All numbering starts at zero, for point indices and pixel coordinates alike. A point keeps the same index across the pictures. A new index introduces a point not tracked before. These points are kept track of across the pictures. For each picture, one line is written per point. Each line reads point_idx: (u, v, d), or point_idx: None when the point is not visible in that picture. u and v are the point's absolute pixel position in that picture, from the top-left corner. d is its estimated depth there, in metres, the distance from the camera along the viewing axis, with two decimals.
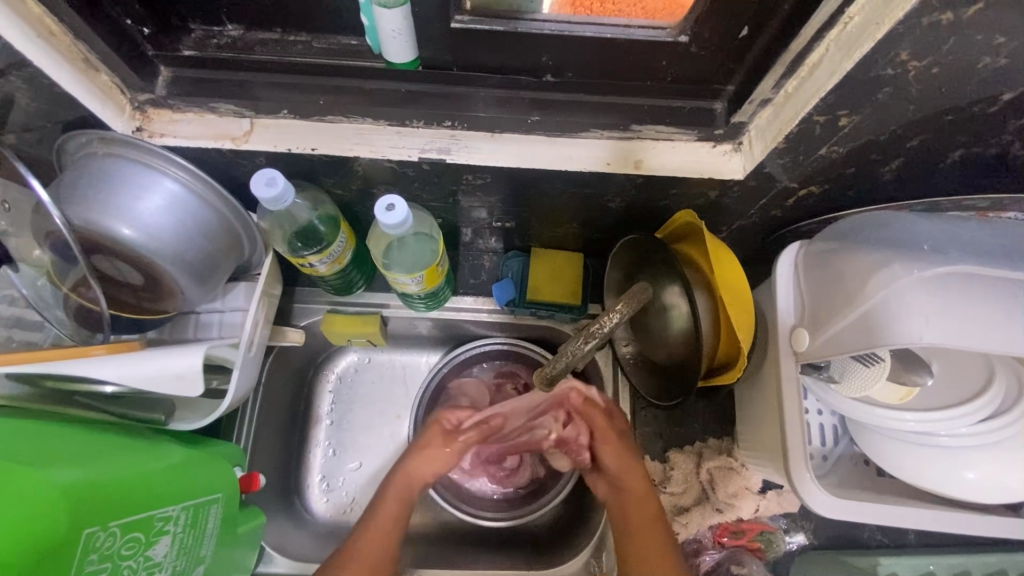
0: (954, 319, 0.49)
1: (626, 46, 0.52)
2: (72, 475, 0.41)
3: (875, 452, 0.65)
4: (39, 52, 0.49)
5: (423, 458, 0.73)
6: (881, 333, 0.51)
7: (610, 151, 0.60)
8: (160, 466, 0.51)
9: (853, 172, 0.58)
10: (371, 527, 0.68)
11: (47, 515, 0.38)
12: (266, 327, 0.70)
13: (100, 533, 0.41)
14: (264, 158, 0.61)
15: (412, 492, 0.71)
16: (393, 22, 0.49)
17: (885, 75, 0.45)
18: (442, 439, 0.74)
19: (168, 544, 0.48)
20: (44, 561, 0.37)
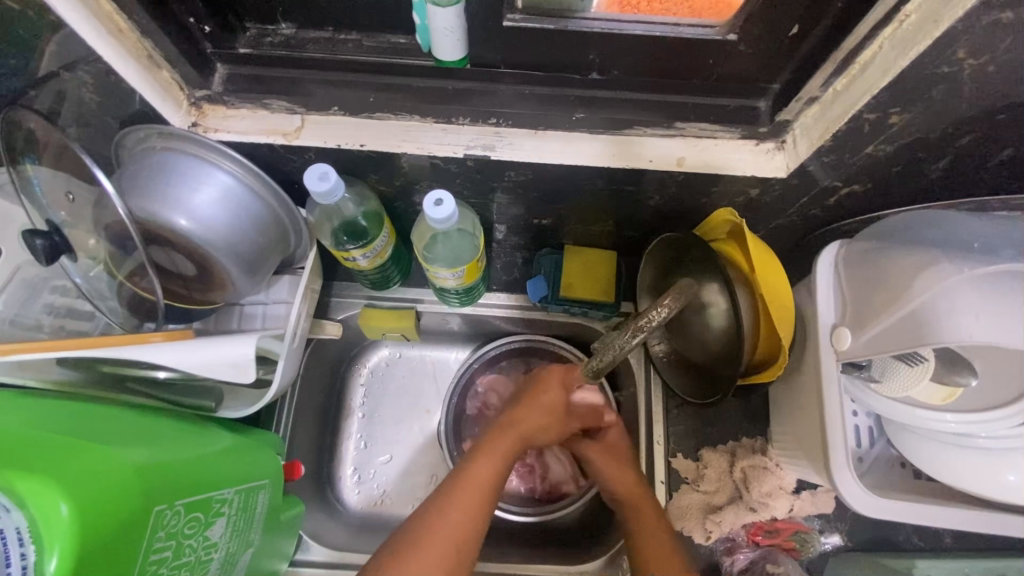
0: (1008, 319, 0.49)
1: (674, 44, 0.53)
2: (141, 455, 0.43)
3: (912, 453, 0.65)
4: (109, 48, 0.51)
5: (532, 411, 0.71)
6: (932, 332, 0.51)
7: (652, 148, 0.60)
8: (214, 451, 0.52)
9: (897, 171, 0.58)
10: (466, 484, 0.63)
11: (124, 491, 0.39)
12: (307, 320, 0.72)
13: (168, 511, 0.42)
14: (312, 153, 0.62)
15: (511, 448, 0.68)
16: (448, 21, 0.50)
17: (940, 73, 0.45)
18: (553, 401, 0.72)
19: (223, 526, 0.50)
20: (123, 535, 0.38)
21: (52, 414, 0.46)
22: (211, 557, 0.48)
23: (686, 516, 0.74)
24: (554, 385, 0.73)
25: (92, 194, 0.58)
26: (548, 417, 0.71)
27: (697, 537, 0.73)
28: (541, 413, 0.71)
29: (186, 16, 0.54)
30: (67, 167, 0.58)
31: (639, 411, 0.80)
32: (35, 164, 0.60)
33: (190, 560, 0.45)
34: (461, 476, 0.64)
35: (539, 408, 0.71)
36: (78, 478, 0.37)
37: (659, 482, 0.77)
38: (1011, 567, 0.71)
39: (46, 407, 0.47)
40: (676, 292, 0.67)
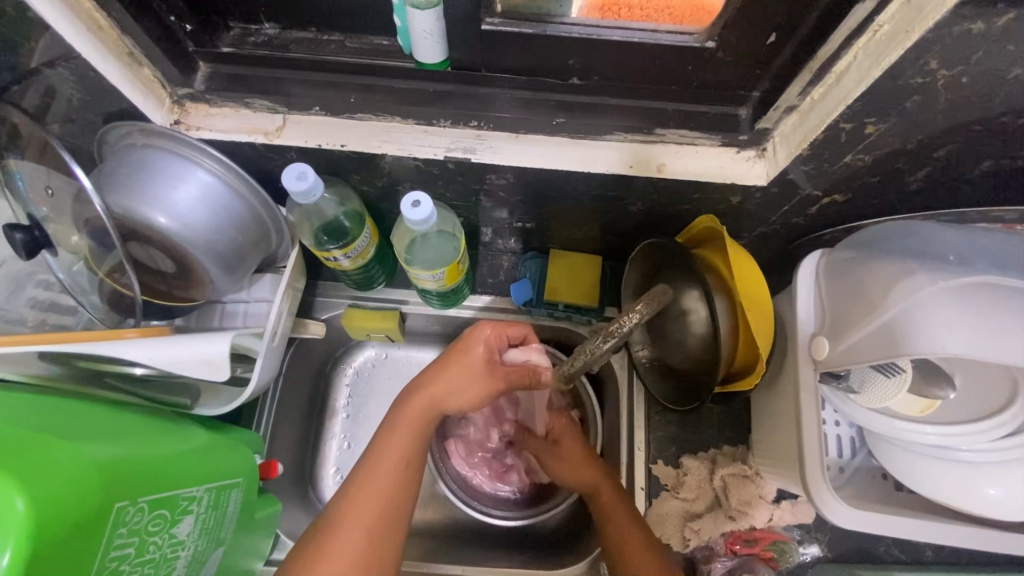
0: (980, 332, 0.49)
1: (653, 50, 0.53)
2: (105, 451, 0.43)
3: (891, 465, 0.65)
4: (87, 45, 0.51)
5: (450, 373, 0.64)
6: (904, 343, 0.51)
7: (632, 154, 0.60)
8: (184, 448, 0.52)
9: (877, 181, 0.57)
10: (398, 442, 0.61)
11: (82, 486, 0.39)
12: (289, 319, 0.72)
13: (130, 508, 0.42)
14: (293, 153, 0.63)
15: (425, 413, 0.62)
16: (426, 24, 0.51)
17: (914, 84, 0.45)
18: (470, 367, 0.64)
19: (191, 524, 0.49)
20: (79, 530, 0.38)
21: (21, 407, 0.46)
22: (177, 555, 0.48)
23: (665, 523, 0.74)
24: (475, 343, 0.65)
25: (72, 189, 0.58)
26: (468, 377, 0.64)
27: (675, 545, 0.73)
28: (451, 382, 0.63)
29: (167, 14, 0.54)
30: (48, 163, 0.59)
31: (621, 416, 0.80)
32: (18, 159, 0.59)
33: (152, 558, 0.45)
34: (371, 454, 0.61)
35: (458, 370, 0.64)
36: (34, 472, 0.37)
37: (638, 488, 0.76)
38: None
39: (15, 401, 0.47)
40: (651, 298, 0.66)
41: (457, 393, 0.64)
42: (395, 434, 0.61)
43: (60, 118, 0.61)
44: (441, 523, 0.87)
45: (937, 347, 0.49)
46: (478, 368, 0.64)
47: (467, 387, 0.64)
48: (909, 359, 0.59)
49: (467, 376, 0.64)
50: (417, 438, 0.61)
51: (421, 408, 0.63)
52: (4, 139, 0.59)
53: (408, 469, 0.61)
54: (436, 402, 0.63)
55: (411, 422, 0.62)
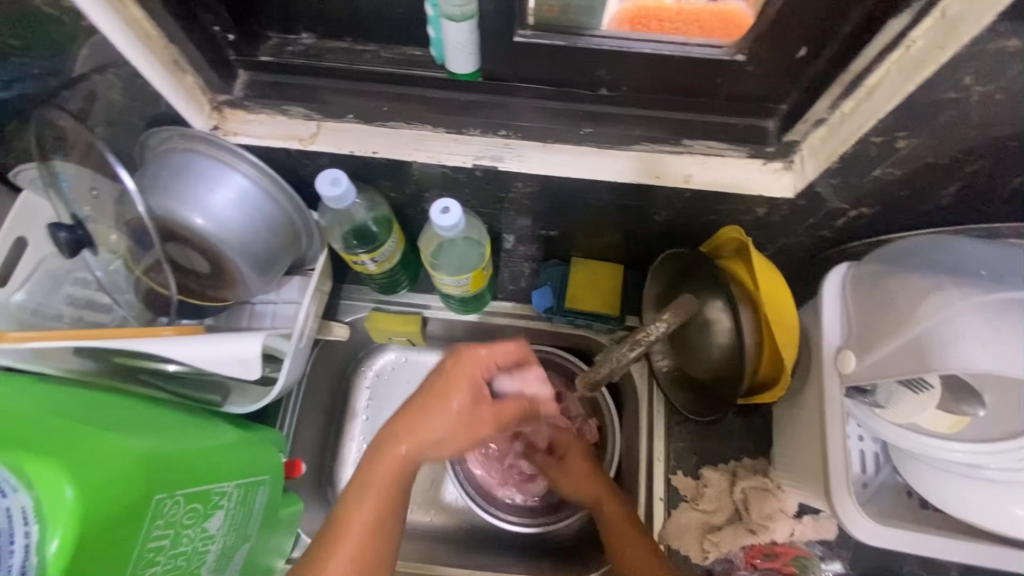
0: (1011, 349, 0.49)
1: (682, 62, 0.53)
2: (145, 444, 0.44)
3: (918, 482, 0.64)
4: (137, 54, 0.53)
5: (433, 418, 0.58)
6: (932, 358, 0.51)
7: (661, 165, 0.60)
8: (216, 444, 0.54)
9: (906, 195, 0.57)
10: (370, 495, 0.57)
11: (125, 477, 0.40)
12: (315, 321, 0.73)
13: (168, 500, 0.44)
14: (326, 159, 0.64)
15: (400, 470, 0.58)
16: (460, 35, 0.51)
17: (947, 99, 0.45)
18: (443, 416, 0.58)
19: (222, 518, 0.51)
20: (122, 521, 0.39)
21: (65, 399, 0.48)
22: (208, 548, 0.49)
23: (684, 534, 0.73)
24: (462, 374, 0.59)
25: (115, 191, 0.60)
26: (446, 423, 0.58)
27: (694, 556, 0.72)
28: (421, 428, 0.58)
29: (212, 25, 0.56)
30: (93, 166, 0.61)
31: (640, 426, 0.80)
32: (62, 160, 0.62)
33: (187, 550, 0.46)
34: (341, 517, 0.56)
35: (439, 424, 0.58)
36: (81, 462, 0.38)
37: (658, 499, 0.76)
38: None
39: (59, 393, 0.49)
40: (675, 311, 0.69)
41: (438, 434, 0.58)
42: (364, 488, 0.56)
43: (104, 123, 0.63)
44: (458, 528, 0.88)
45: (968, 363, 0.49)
46: (453, 409, 0.58)
47: (447, 434, 0.58)
48: (938, 375, 0.59)
49: (442, 425, 0.58)
50: (389, 492, 0.57)
51: (395, 464, 0.57)
52: (52, 142, 0.61)
53: (385, 512, 0.57)
54: (410, 452, 0.58)
55: (383, 468, 0.57)
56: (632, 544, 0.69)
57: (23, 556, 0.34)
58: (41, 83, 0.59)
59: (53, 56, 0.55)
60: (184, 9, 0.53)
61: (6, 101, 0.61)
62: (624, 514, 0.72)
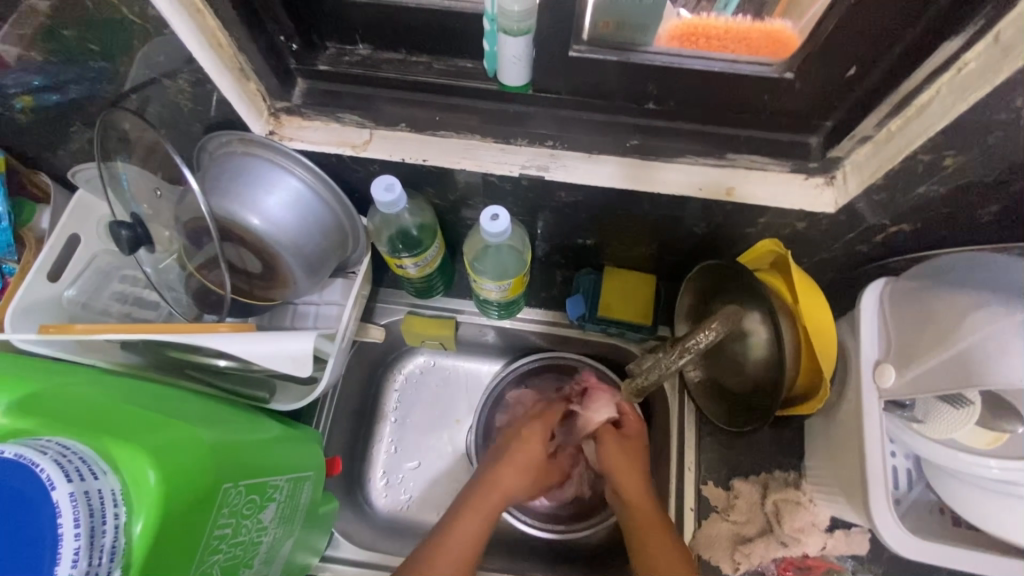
0: None
1: (732, 79, 0.55)
2: (213, 435, 0.45)
3: (954, 499, 0.64)
4: (209, 61, 0.56)
5: (507, 472, 0.77)
6: (977, 374, 0.52)
7: (705, 177, 0.62)
8: (269, 439, 0.55)
9: (948, 213, 0.58)
10: (478, 502, 0.72)
11: (199, 465, 0.42)
12: (356, 323, 0.75)
13: (232, 490, 0.45)
14: (377, 165, 0.66)
15: (495, 498, 0.74)
16: (517, 49, 0.54)
17: (998, 120, 0.46)
18: (529, 457, 0.79)
19: (274, 511, 0.52)
20: (194, 507, 0.40)
21: (131, 390, 0.50)
22: (261, 540, 0.50)
23: (714, 545, 0.74)
24: (534, 440, 0.80)
25: (176, 193, 0.63)
26: (524, 475, 0.77)
27: (725, 568, 0.73)
28: (517, 459, 0.78)
29: (277, 35, 0.59)
30: (155, 166, 0.63)
31: (670, 436, 0.81)
32: (124, 162, 0.65)
33: (245, 539, 0.48)
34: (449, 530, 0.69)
35: (522, 466, 0.78)
36: (162, 449, 0.40)
37: (688, 509, 0.77)
38: None
39: (123, 384, 0.50)
40: (721, 318, 0.70)
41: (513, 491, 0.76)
42: (481, 490, 0.74)
43: (165, 125, 0.66)
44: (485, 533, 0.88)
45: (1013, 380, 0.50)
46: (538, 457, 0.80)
47: (524, 481, 0.77)
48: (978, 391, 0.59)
49: (527, 463, 0.78)
50: (508, 483, 0.76)
51: (494, 496, 0.74)
52: (116, 142, 0.64)
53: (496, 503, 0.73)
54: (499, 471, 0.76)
55: (486, 505, 0.72)
56: (660, 541, 0.66)
57: (113, 535, 0.36)
58: (109, 86, 0.62)
59: (125, 61, 0.58)
60: (253, 19, 0.56)
61: (77, 102, 0.64)
62: (656, 513, 0.70)
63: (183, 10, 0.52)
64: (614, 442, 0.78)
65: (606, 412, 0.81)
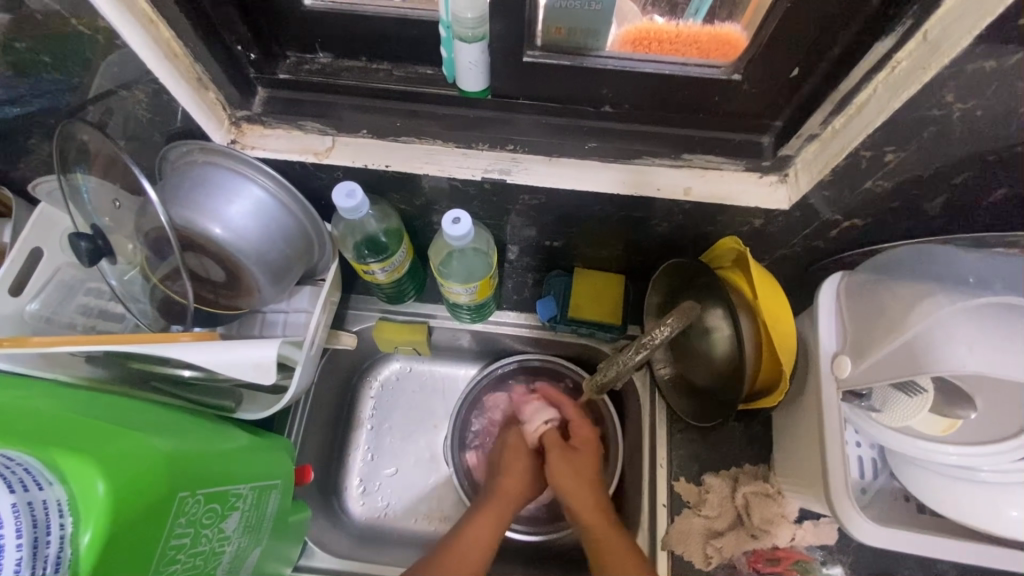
0: (999, 352, 0.52)
1: (682, 81, 0.56)
2: (169, 444, 0.45)
3: (914, 484, 0.65)
4: (165, 71, 0.56)
5: (513, 476, 0.76)
6: (926, 360, 0.53)
7: (660, 177, 0.64)
8: (233, 448, 0.55)
9: (896, 207, 0.60)
10: (489, 510, 0.72)
11: (151, 474, 0.41)
12: (325, 330, 0.75)
13: (189, 499, 0.45)
14: (341, 172, 0.67)
15: (506, 506, 0.73)
16: (472, 55, 0.55)
17: (932, 115, 0.48)
18: (527, 456, 0.79)
19: (237, 520, 0.52)
20: (146, 517, 0.40)
21: (88, 401, 0.50)
22: (224, 549, 0.50)
23: (687, 540, 0.74)
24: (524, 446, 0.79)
25: (137, 204, 0.62)
26: (530, 476, 0.77)
27: (697, 562, 0.74)
28: (511, 467, 0.77)
29: (235, 45, 0.59)
30: (114, 178, 0.63)
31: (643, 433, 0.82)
32: (84, 173, 0.64)
33: (205, 548, 0.47)
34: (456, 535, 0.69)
35: (522, 470, 0.77)
36: (111, 459, 0.40)
37: (662, 505, 0.77)
38: None
39: (81, 397, 0.50)
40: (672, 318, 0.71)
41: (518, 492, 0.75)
42: (492, 498, 0.74)
43: (126, 136, 0.66)
44: None
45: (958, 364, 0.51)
46: (529, 457, 0.78)
47: (529, 481, 0.76)
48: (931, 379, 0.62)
49: (527, 466, 0.77)
50: (504, 496, 0.74)
51: (501, 501, 0.73)
52: (75, 154, 0.63)
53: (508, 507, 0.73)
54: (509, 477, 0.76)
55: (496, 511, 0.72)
56: (614, 543, 0.66)
57: (58, 547, 0.36)
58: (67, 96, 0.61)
59: (79, 70, 0.57)
60: (210, 30, 0.57)
61: (35, 114, 0.64)
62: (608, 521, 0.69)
63: (135, 21, 0.52)
64: (558, 451, 0.75)
65: (540, 415, 0.80)
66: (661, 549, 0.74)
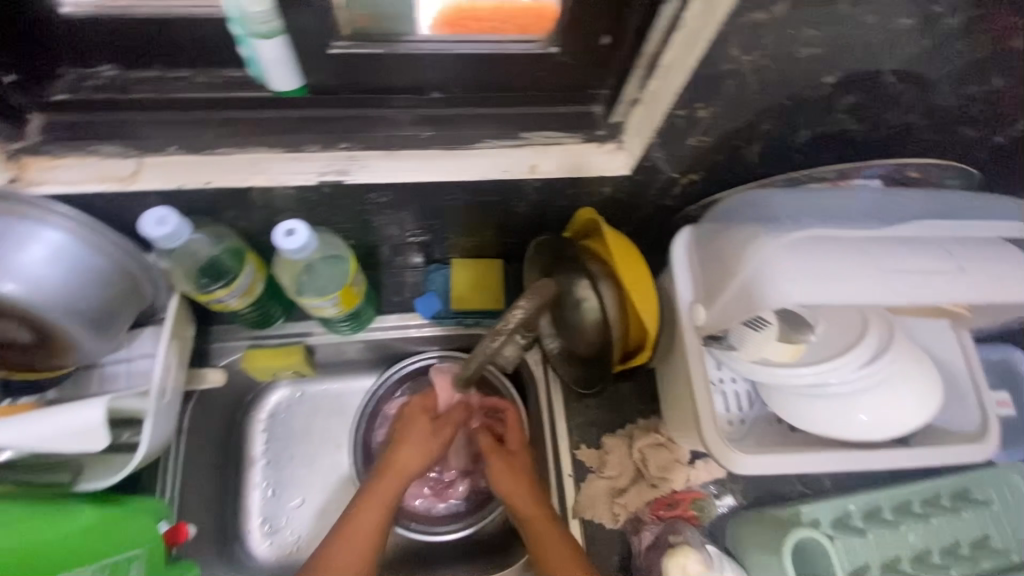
0: (822, 280, 0.55)
1: (503, 59, 0.56)
2: None
3: (781, 409, 0.72)
4: None
5: (405, 451, 0.74)
6: (761, 298, 0.57)
7: (505, 158, 0.63)
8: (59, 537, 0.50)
9: (723, 159, 0.64)
10: (382, 491, 0.72)
11: None
12: (178, 371, 0.68)
13: None
14: (155, 197, 0.59)
15: (398, 483, 0.73)
16: (274, 52, 0.50)
17: (725, 69, 0.50)
18: (424, 433, 0.75)
19: None
20: None
21: None
22: None
23: (595, 503, 0.77)
24: (420, 412, 0.78)
25: None
26: (426, 444, 0.75)
27: (607, 522, 0.77)
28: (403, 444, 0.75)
29: None
30: None
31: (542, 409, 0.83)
32: None
33: None
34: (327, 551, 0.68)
35: (417, 442, 0.75)
36: None
37: (567, 475, 0.79)
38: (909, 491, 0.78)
39: None
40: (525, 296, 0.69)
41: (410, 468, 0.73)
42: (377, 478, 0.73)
43: None
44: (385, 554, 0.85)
45: (786, 298, 0.55)
46: (427, 432, 0.76)
47: (422, 452, 0.74)
48: (772, 311, 0.65)
49: (421, 439, 0.75)
50: (393, 476, 0.73)
51: (390, 484, 0.72)
52: None
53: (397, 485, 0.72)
54: (398, 454, 0.74)
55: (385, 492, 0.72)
56: (550, 536, 0.70)
57: None
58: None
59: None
60: None
61: None
62: (544, 513, 0.72)
63: None
64: (501, 458, 0.76)
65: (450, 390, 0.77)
66: (573, 517, 0.77)
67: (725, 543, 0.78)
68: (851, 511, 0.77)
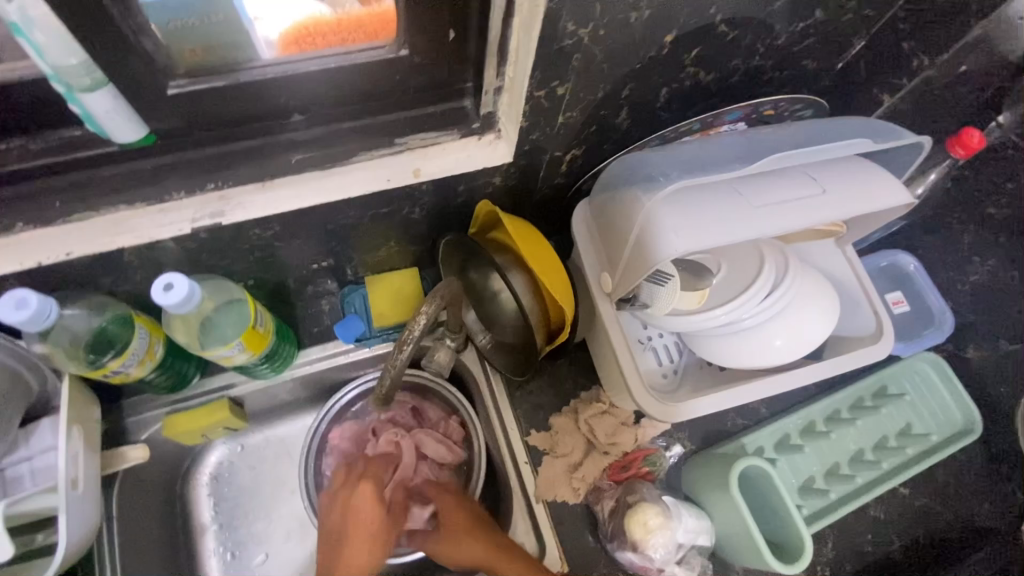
0: (698, 231, 0.62)
1: (350, 68, 0.62)
2: None
3: (699, 348, 0.79)
4: None
5: (357, 544, 0.78)
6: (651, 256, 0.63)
7: (388, 168, 0.71)
8: None
9: (596, 129, 0.74)
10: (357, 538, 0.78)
11: None
12: (87, 457, 0.77)
13: None
14: (16, 275, 0.67)
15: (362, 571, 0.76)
16: (104, 103, 0.56)
17: (568, 44, 0.57)
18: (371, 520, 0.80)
19: None
20: None
21: None
22: None
23: (556, 484, 0.88)
24: (360, 496, 0.82)
25: None
26: (376, 531, 0.79)
27: (570, 498, 0.88)
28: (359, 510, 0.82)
29: None
30: None
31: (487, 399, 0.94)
32: None
33: None
34: None
35: (367, 530, 0.79)
36: None
37: (524, 462, 0.90)
38: (816, 408, 1.00)
39: None
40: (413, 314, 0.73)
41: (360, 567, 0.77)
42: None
43: None
44: None
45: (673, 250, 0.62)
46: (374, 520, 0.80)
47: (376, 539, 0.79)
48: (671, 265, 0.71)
49: (371, 529, 0.79)
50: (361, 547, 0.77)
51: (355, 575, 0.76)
52: None
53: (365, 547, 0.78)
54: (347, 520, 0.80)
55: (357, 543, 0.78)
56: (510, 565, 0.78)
57: None
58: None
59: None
60: None
61: None
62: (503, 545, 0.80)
63: None
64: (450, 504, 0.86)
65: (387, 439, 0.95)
66: (540, 502, 0.88)
67: (682, 487, 0.94)
68: (790, 432, 0.98)
